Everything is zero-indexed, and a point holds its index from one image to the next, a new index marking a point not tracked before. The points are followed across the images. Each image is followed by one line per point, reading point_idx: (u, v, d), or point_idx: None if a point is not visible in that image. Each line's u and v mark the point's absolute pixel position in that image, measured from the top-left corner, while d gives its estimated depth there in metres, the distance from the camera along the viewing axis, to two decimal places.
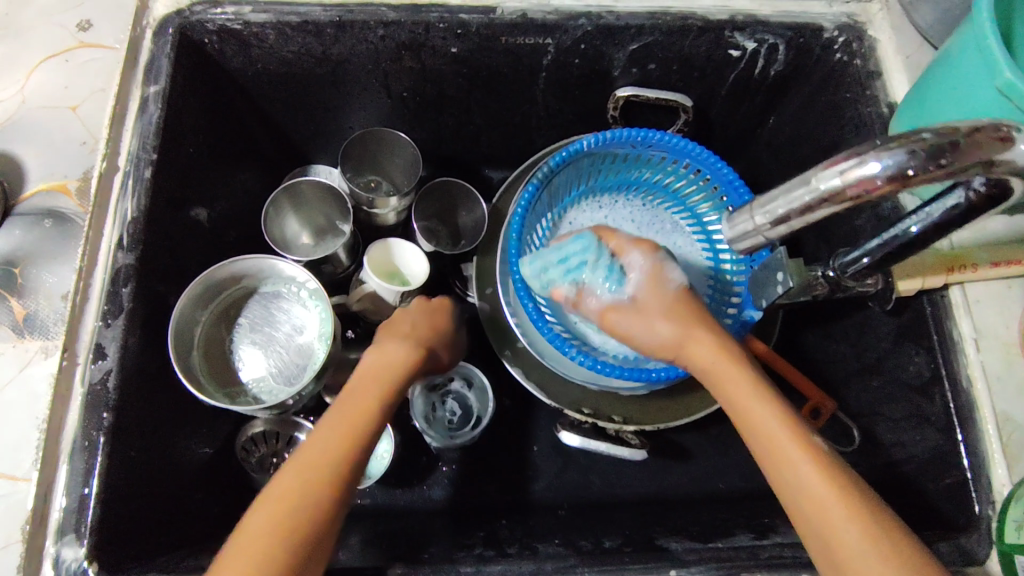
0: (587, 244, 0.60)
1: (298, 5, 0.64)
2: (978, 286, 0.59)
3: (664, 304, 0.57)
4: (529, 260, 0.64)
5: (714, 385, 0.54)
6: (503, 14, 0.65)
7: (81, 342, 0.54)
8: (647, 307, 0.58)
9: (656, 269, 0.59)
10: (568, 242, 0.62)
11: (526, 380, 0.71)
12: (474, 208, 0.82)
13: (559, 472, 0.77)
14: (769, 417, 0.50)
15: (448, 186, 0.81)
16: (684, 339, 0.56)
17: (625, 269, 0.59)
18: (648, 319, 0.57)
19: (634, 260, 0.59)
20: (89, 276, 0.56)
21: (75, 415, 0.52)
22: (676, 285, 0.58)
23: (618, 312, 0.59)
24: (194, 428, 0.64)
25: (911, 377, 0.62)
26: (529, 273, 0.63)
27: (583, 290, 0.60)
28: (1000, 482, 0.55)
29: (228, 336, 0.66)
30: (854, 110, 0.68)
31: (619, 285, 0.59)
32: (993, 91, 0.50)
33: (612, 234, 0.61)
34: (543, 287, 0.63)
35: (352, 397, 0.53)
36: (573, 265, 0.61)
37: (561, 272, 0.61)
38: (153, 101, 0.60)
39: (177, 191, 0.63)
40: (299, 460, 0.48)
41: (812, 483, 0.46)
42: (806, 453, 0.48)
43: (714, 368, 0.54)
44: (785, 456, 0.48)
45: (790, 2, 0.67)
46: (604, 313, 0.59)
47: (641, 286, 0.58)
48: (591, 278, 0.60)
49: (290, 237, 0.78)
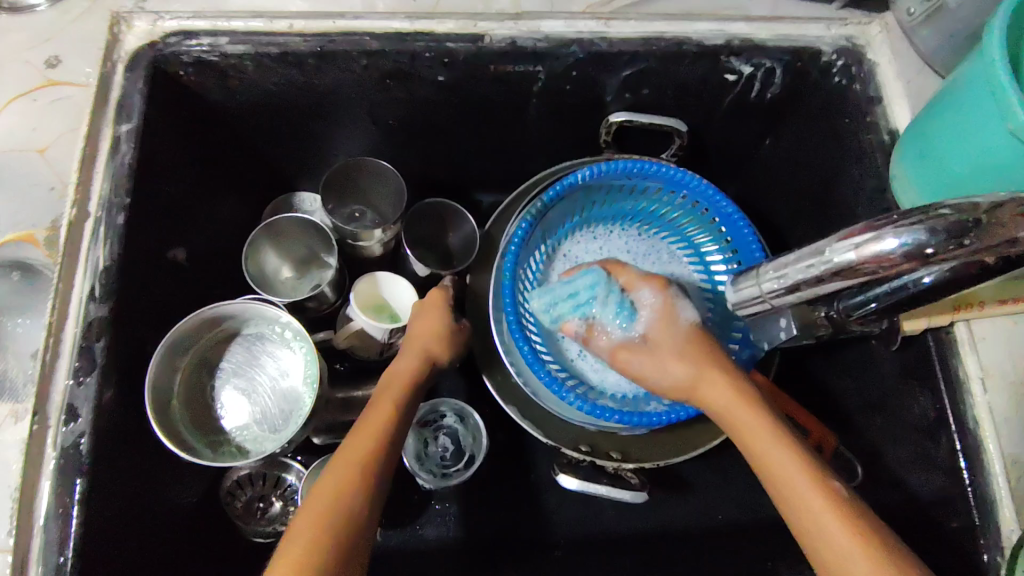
0: (596, 280, 0.60)
1: (277, 36, 0.60)
2: (984, 324, 0.57)
3: (675, 344, 0.56)
4: (540, 294, 0.66)
5: (730, 427, 0.53)
6: (491, 41, 0.62)
7: (51, 403, 0.52)
8: (659, 346, 0.57)
9: (668, 306, 0.58)
10: (577, 276, 0.63)
11: (522, 419, 0.68)
12: (462, 225, 0.79)
13: (554, 509, 0.75)
14: (786, 459, 0.49)
15: (434, 207, 0.79)
16: (697, 380, 0.55)
17: (636, 305, 0.59)
18: (660, 358, 0.56)
19: (644, 296, 0.59)
20: (61, 330, 0.53)
21: (50, 482, 0.51)
22: (687, 322, 0.57)
23: (629, 351, 0.58)
24: (177, 478, 0.62)
25: (916, 418, 0.61)
26: (540, 305, 0.65)
27: (593, 326, 0.61)
28: (1009, 527, 0.54)
29: (211, 382, 0.65)
30: (853, 137, 0.64)
31: (630, 322, 0.59)
32: (1005, 133, 0.48)
33: (621, 269, 0.62)
34: (554, 320, 0.64)
35: (373, 411, 0.59)
36: (582, 300, 0.61)
37: (570, 307, 0.62)
38: (126, 141, 0.58)
39: (148, 235, 0.60)
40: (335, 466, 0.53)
41: (833, 531, 0.45)
42: (827, 499, 0.46)
43: (728, 410, 0.53)
44: (803, 502, 0.47)
45: (787, 24, 0.64)
46: (615, 351, 0.59)
47: (651, 324, 0.58)
48: (602, 314, 0.60)
49: (270, 273, 0.75)
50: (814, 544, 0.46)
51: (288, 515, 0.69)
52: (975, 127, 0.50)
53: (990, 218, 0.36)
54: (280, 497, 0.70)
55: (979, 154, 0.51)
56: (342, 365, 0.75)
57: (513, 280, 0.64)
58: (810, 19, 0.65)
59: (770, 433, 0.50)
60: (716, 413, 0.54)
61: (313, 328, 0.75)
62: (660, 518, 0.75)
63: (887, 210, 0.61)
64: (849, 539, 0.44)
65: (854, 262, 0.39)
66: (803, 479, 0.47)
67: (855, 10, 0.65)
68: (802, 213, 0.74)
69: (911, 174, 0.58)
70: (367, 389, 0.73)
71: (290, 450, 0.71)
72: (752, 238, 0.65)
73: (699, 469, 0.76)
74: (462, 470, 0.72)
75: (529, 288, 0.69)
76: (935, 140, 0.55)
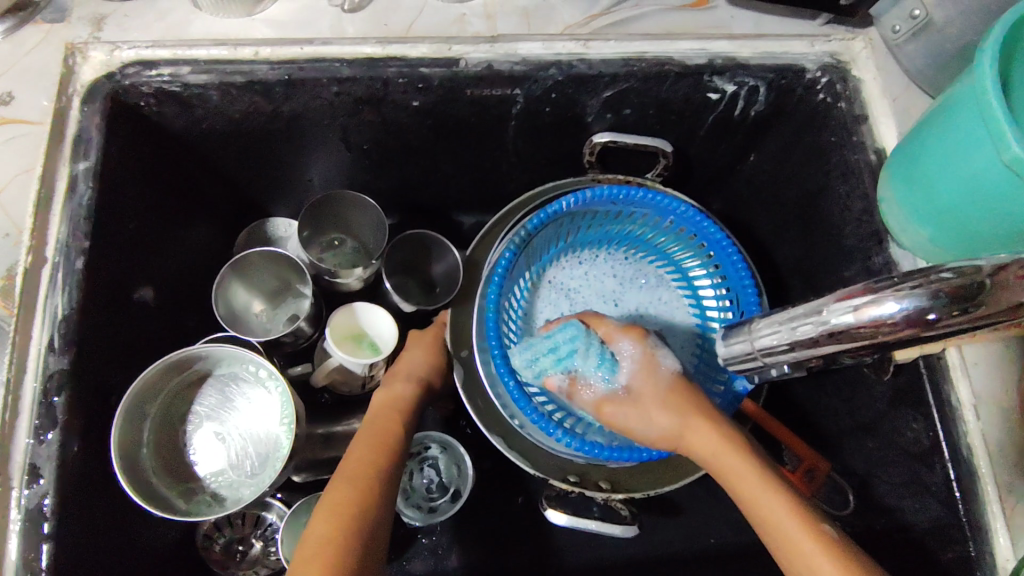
0: (576, 333, 0.59)
1: (242, 63, 0.58)
2: (976, 349, 0.56)
3: (659, 394, 0.56)
4: (521, 348, 0.63)
5: (719, 474, 0.53)
6: (467, 65, 0.59)
7: (12, 465, 0.49)
8: (642, 398, 0.57)
9: (648, 356, 0.58)
10: (556, 330, 0.61)
11: (508, 450, 0.65)
12: (445, 256, 0.76)
13: (543, 537, 0.74)
14: (774, 502, 0.49)
15: (419, 239, 0.75)
16: (683, 429, 0.55)
17: (616, 357, 0.59)
18: (643, 409, 0.57)
19: (623, 348, 0.59)
20: (19, 386, 0.51)
21: (16, 546, 0.48)
22: (668, 371, 0.57)
23: (613, 404, 0.58)
24: (151, 528, 0.60)
25: (909, 443, 0.59)
26: (520, 362, 0.62)
27: (576, 379, 0.60)
28: (1004, 557, 0.53)
29: (183, 429, 0.62)
30: (840, 156, 0.63)
31: (612, 374, 0.58)
32: (1002, 166, 0.46)
33: (600, 321, 0.61)
34: (536, 376, 0.62)
35: (375, 428, 0.60)
36: (562, 354, 0.60)
37: (551, 361, 0.61)
38: (84, 180, 0.55)
39: (108, 277, 0.58)
40: (345, 473, 0.54)
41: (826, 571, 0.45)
42: (819, 543, 0.46)
43: (716, 456, 0.53)
44: (794, 545, 0.47)
45: (771, 41, 0.62)
46: (600, 405, 0.59)
47: (633, 374, 0.58)
48: (584, 367, 0.59)
49: (241, 309, 0.72)
50: None
51: (269, 556, 0.68)
52: (969, 158, 0.49)
53: (994, 282, 0.36)
54: (260, 537, 0.68)
55: (973, 183, 0.49)
56: (324, 396, 0.73)
57: (498, 313, 0.62)
58: (793, 36, 0.62)
59: (756, 476, 0.50)
60: (705, 461, 0.54)
61: (290, 361, 0.72)
62: (651, 545, 0.73)
63: (876, 232, 0.60)
64: None
65: (854, 325, 0.39)
66: (792, 521, 0.47)
67: (838, 26, 0.64)
68: (789, 230, 0.73)
69: (901, 201, 0.56)
70: (348, 424, 0.71)
71: (272, 488, 0.69)
72: (740, 264, 0.64)
73: (690, 493, 0.75)
74: (449, 504, 0.71)
75: (513, 317, 0.68)
76: (926, 167, 0.53)
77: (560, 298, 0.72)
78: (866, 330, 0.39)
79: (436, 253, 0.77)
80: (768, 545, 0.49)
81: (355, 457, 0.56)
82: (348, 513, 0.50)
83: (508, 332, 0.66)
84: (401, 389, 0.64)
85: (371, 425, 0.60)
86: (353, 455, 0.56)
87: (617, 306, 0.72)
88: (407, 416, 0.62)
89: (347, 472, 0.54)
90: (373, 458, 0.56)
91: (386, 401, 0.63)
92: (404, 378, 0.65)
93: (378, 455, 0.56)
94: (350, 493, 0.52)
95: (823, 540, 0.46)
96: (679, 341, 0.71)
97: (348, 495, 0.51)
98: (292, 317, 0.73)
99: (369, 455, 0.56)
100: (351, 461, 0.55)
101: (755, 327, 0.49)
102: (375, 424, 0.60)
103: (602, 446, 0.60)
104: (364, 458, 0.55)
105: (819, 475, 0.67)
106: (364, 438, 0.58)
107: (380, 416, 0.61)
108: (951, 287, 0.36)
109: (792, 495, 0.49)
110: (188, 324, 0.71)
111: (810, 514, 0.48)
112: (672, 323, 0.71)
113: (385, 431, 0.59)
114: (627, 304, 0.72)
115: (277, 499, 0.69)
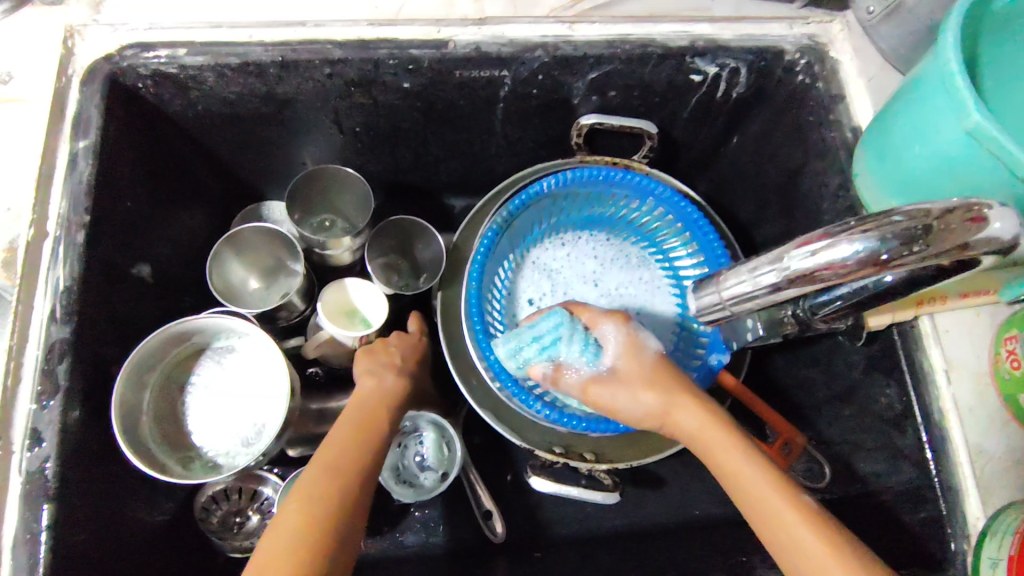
0: (560, 320, 0.59)
1: (236, 46, 0.59)
2: (949, 316, 0.57)
3: (644, 373, 0.57)
4: (505, 338, 0.63)
5: (703, 451, 0.54)
6: (456, 47, 0.61)
7: (14, 429, 0.52)
8: (628, 377, 0.57)
9: (631, 338, 0.59)
10: (540, 319, 0.61)
11: (495, 422, 0.68)
12: (432, 242, 0.77)
13: (532, 510, 0.76)
14: (758, 477, 0.49)
15: (404, 224, 0.77)
16: (670, 407, 0.56)
17: (599, 342, 0.59)
18: (631, 388, 0.57)
19: (608, 332, 0.59)
20: (22, 353, 0.53)
21: (17, 508, 0.50)
22: (652, 353, 0.58)
23: (600, 385, 0.58)
24: (150, 496, 0.62)
25: (883, 409, 0.62)
26: (505, 353, 0.63)
27: (561, 365, 0.60)
28: (974, 516, 0.54)
29: (181, 398, 0.65)
30: (817, 135, 0.64)
31: (595, 358, 0.58)
32: (962, 132, 0.48)
33: (583, 309, 0.61)
34: (520, 367, 0.62)
35: (364, 411, 0.59)
36: (547, 343, 0.60)
37: (536, 350, 0.61)
38: (84, 157, 0.57)
39: (107, 251, 0.59)
40: (323, 458, 0.53)
41: (809, 543, 0.46)
42: (805, 516, 0.47)
43: (700, 432, 0.54)
44: (780, 520, 0.47)
45: (751, 24, 0.64)
46: (586, 387, 0.59)
47: (618, 356, 0.58)
48: (568, 355, 0.59)
49: (236, 284, 0.74)
50: (791, 562, 0.46)
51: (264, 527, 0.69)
52: (936, 128, 0.50)
53: (941, 225, 0.38)
54: (256, 510, 0.70)
55: (944, 154, 0.50)
56: (316, 372, 0.75)
57: (480, 290, 0.66)
58: (772, 18, 0.64)
59: (741, 453, 0.51)
60: (690, 437, 0.54)
61: (284, 335, 0.74)
62: (639, 516, 0.75)
63: (851, 206, 0.62)
64: (824, 548, 0.45)
65: (812, 269, 0.41)
66: (777, 492, 0.48)
67: (815, 9, 0.65)
68: (772, 210, 0.75)
69: (872, 171, 0.58)
70: (342, 399, 0.73)
71: (265, 463, 0.71)
72: (716, 242, 0.66)
73: (677, 465, 0.77)
74: (436, 483, 0.71)
75: (496, 298, 0.71)
76: (894, 138, 0.55)
77: (541, 278, 0.74)
78: (823, 275, 0.41)
79: (423, 238, 0.78)
80: (750, 520, 0.50)
81: (336, 442, 0.54)
82: (324, 508, 0.48)
83: (491, 310, 0.69)
84: (391, 380, 0.63)
85: (355, 410, 0.59)
86: (336, 437, 0.55)
87: (597, 287, 0.74)
88: (394, 409, 0.61)
89: (330, 461, 0.52)
90: (354, 445, 0.54)
91: (374, 386, 0.62)
92: (395, 370, 0.64)
93: (363, 445, 0.55)
94: (327, 478, 0.51)
95: (806, 512, 0.47)
96: (659, 323, 0.73)
97: (319, 479, 0.50)
98: (284, 294, 0.74)
99: (349, 441, 0.55)
100: (330, 442, 0.55)
101: (724, 279, 0.50)
102: (360, 407, 0.59)
103: (579, 418, 0.64)
104: (343, 441, 0.54)
105: (796, 448, 0.67)
106: (348, 417, 0.58)
107: (368, 405, 0.59)
108: (901, 229, 0.38)
109: (776, 471, 0.50)
110: (186, 301, 0.73)
111: (790, 485, 0.49)
112: (652, 303, 0.73)
113: (370, 414, 0.58)
114: (606, 285, 0.74)
115: (271, 473, 0.71)
